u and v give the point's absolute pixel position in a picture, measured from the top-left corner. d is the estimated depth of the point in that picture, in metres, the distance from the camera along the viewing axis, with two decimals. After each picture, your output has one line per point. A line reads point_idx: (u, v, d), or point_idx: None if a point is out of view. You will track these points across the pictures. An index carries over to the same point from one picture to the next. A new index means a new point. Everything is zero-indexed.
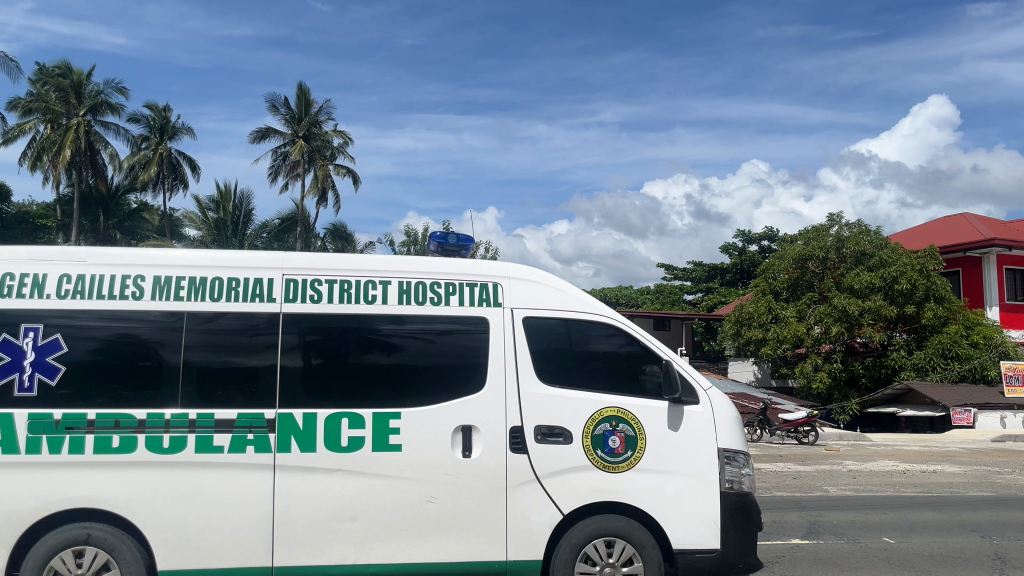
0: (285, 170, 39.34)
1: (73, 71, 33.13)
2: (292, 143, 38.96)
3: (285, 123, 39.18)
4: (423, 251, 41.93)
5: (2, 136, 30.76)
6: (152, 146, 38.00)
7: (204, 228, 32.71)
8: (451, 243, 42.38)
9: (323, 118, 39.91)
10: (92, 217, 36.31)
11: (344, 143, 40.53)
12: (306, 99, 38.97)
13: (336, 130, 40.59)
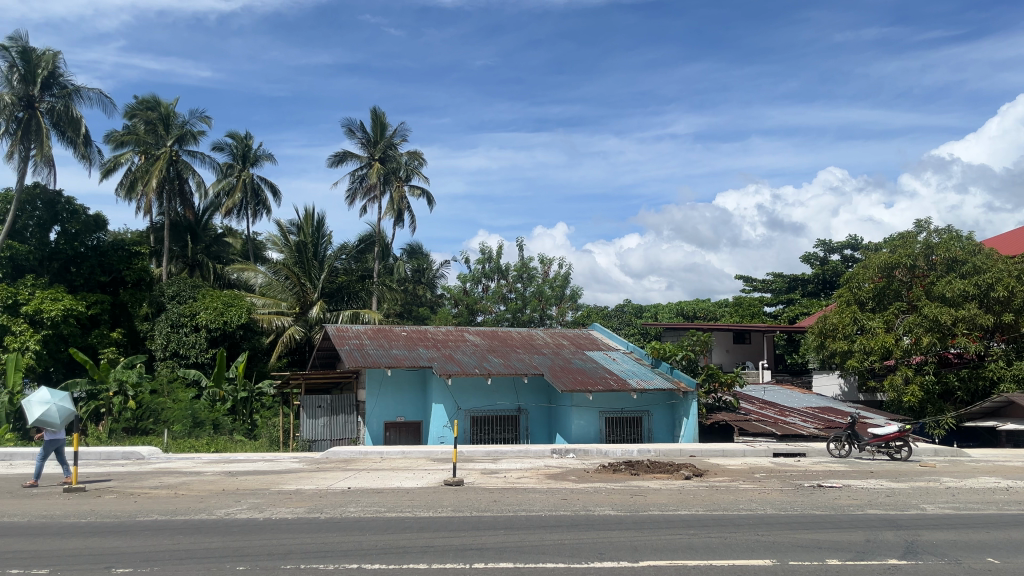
0: (362, 193, 40.18)
1: (161, 103, 34.71)
2: (369, 166, 39.84)
3: (362, 147, 40.14)
4: (498, 268, 42.16)
5: (100, 167, 32.29)
6: (236, 173, 39.47)
7: (286, 251, 33.53)
8: (525, 260, 42.53)
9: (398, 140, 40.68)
10: (182, 243, 37.75)
11: (419, 165, 41.34)
12: (381, 123, 39.93)
13: (411, 152, 41.36)
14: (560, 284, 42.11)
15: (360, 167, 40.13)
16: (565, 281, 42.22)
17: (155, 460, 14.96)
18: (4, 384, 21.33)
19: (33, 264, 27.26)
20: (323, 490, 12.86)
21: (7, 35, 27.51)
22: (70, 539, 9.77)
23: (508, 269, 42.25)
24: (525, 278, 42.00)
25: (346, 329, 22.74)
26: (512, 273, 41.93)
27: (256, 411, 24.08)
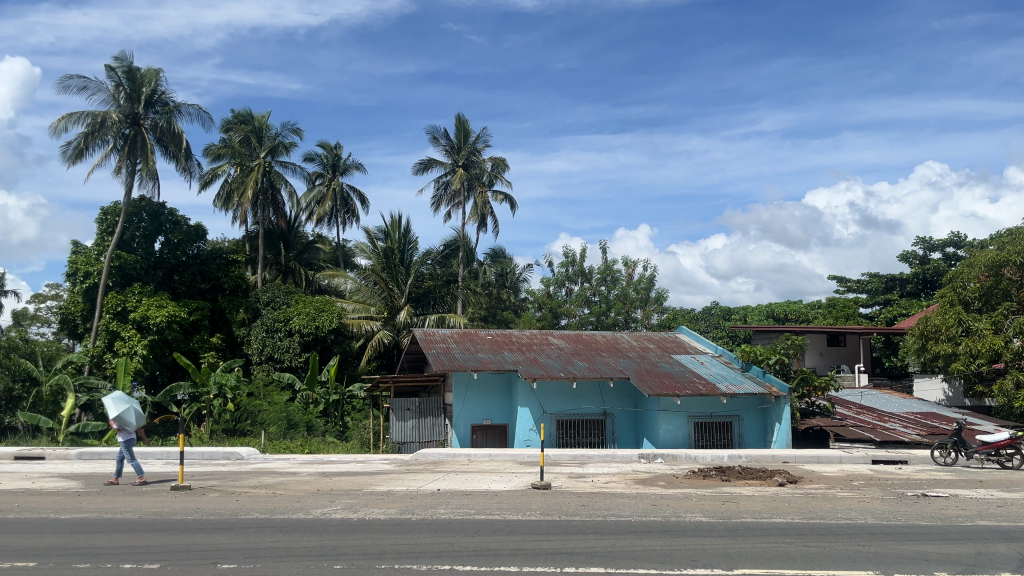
0: (446, 199, 40.77)
1: (255, 117, 36.04)
2: (453, 172, 40.37)
3: (446, 154, 40.71)
4: (582, 271, 42.05)
5: (199, 179, 33.83)
6: (326, 182, 40.64)
7: (374, 257, 34.26)
8: (609, 262, 42.24)
9: (481, 146, 41.04)
10: (275, 250, 39.17)
11: (502, 170, 41.63)
12: (465, 130, 40.38)
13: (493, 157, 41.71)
14: (645, 287, 41.69)
15: (444, 173, 40.70)
16: (651, 284, 41.77)
17: (253, 460, 15.54)
18: (116, 386, 22.53)
19: (139, 273, 28.77)
20: (414, 492, 13.09)
21: (114, 57, 29.14)
22: (177, 535, 10.24)
23: (592, 272, 42.08)
24: (609, 281, 41.76)
25: (433, 333, 23.10)
26: (596, 276, 41.71)
27: (348, 414, 24.50)
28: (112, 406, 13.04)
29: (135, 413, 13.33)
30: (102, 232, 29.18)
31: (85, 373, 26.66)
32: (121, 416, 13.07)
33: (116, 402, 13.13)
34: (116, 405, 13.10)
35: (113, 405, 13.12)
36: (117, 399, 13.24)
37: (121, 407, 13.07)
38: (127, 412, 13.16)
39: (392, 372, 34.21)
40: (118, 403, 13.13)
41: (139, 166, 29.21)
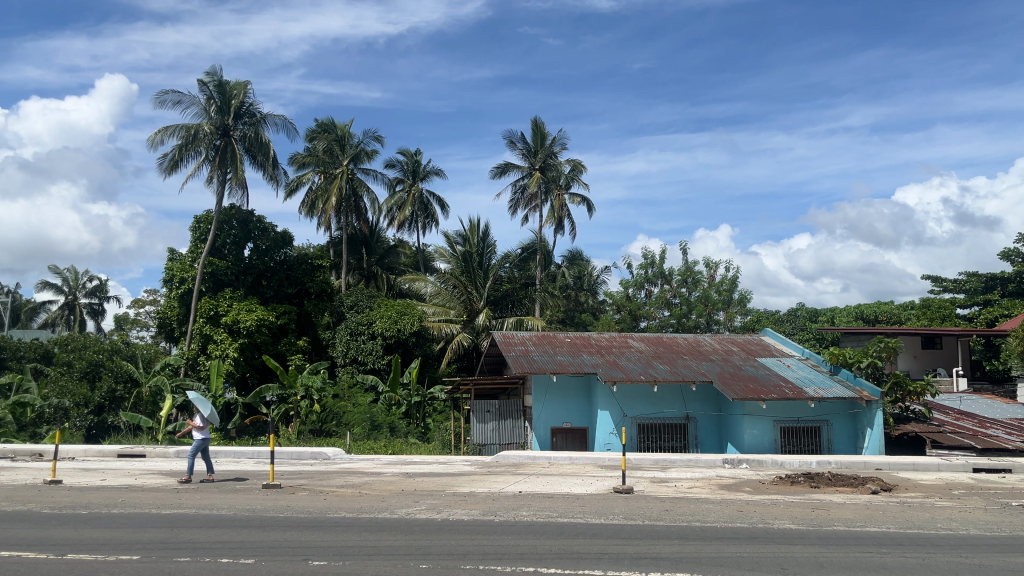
0: (524, 202, 40.97)
1: (339, 126, 36.99)
2: (530, 175, 40.51)
3: (523, 157, 40.87)
4: (661, 272, 41.54)
5: (286, 187, 34.93)
6: (406, 188, 41.40)
7: (452, 261, 34.38)
8: (689, 264, 41.67)
9: (558, 148, 41.05)
10: (358, 255, 40.08)
11: (579, 172, 41.52)
12: (541, 132, 40.46)
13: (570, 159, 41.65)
14: (727, 288, 40.89)
15: (521, 176, 40.88)
16: (733, 285, 40.92)
17: (340, 460, 15.93)
18: (209, 389, 23.43)
19: (231, 278, 29.91)
20: (496, 493, 13.18)
21: (205, 72, 30.41)
22: (270, 532, 10.58)
23: (672, 273, 41.58)
24: (690, 282, 41.15)
25: (512, 336, 23.23)
26: (676, 277, 41.23)
27: (429, 415, 24.96)
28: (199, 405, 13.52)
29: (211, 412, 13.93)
30: (196, 239, 30.45)
31: (181, 375, 27.87)
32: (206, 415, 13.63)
33: (202, 401, 13.64)
34: (201, 404, 13.62)
35: (196, 403, 13.60)
36: (199, 398, 13.76)
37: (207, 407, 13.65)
38: (209, 412, 13.73)
39: (472, 374, 34.46)
40: (203, 402, 13.66)
41: (230, 175, 30.33)
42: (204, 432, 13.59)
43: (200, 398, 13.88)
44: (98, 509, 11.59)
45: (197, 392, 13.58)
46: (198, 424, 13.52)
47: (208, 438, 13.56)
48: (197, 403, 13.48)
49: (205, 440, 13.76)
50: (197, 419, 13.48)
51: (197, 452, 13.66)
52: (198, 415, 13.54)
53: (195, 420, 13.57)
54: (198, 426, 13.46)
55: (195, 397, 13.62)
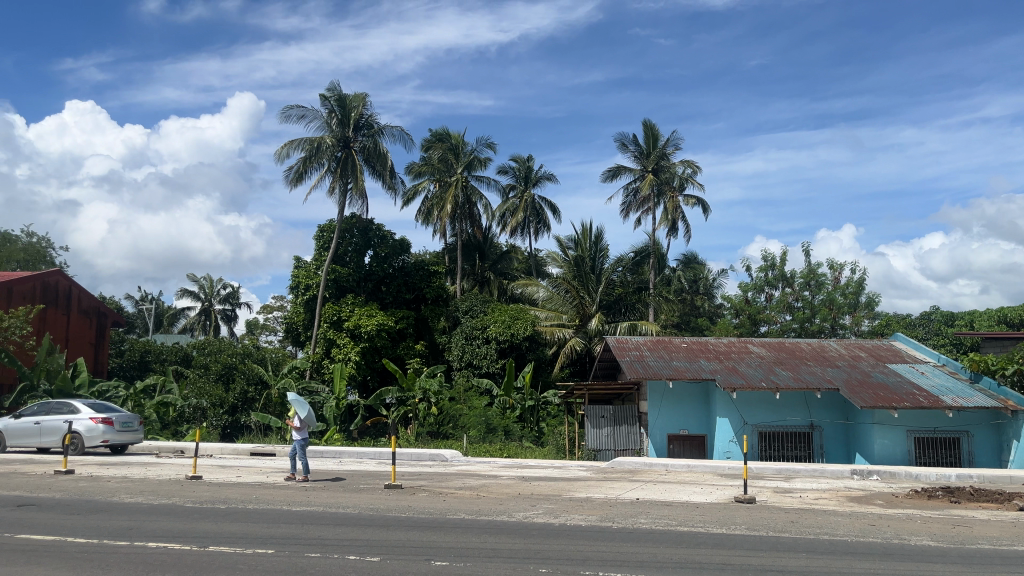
0: (636, 205, 40.66)
1: (453, 135, 37.80)
2: (643, 178, 40.08)
3: (636, 160, 40.51)
4: (782, 275, 40.19)
5: (403, 196, 35.98)
6: (519, 194, 41.82)
7: (566, 266, 34.63)
8: (812, 266, 40.10)
9: (671, 149, 40.43)
10: (472, 261, 40.79)
11: (693, 172, 40.74)
12: (653, 134, 39.96)
13: (684, 160, 40.93)
14: (854, 291, 39.08)
15: (634, 179, 40.52)
16: (860, 288, 39.07)
17: (457, 462, 16.21)
18: (334, 391, 24.44)
19: (352, 285, 31.12)
20: (612, 499, 13.06)
21: (326, 87, 31.74)
22: (394, 531, 10.89)
23: (794, 276, 40.05)
24: (813, 285, 39.63)
25: (626, 340, 22.98)
26: (799, 280, 39.70)
27: (543, 419, 25.02)
28: (297, 406, 13.95)
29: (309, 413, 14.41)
30: (320, 247, 31.76)
31: (307, 378, 29.16)
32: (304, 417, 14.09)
33: (300, 403, 14.09)
34: (300, 405, 14.08)
35: (295, 405, 14.04)
36: (297, 399, 14.21)
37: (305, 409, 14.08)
38: (308, 413, 14.16)
39: (585, 379, 34.35)
40: (301, 403, 14.12)
41: (350, 185, 31.51)
42: (302, 433, 14.10)
43: (299, 399, 14.31)
44: (235, 504, 12.26)
45: (295, 393, 14.00)
46: (297, 425, 14.00)
47: (306, 440, 14.07)
48: (296, 405, 13.92)
49: (305, 439, 14.27)
50: (296, 421, 13.95)
51: (297, 453, 14.21)
52: (297, 417, 14.01)
53: (294, 421, 14.04)
54: (296, 428, 13.93)
55: (293, 399, 14.05)
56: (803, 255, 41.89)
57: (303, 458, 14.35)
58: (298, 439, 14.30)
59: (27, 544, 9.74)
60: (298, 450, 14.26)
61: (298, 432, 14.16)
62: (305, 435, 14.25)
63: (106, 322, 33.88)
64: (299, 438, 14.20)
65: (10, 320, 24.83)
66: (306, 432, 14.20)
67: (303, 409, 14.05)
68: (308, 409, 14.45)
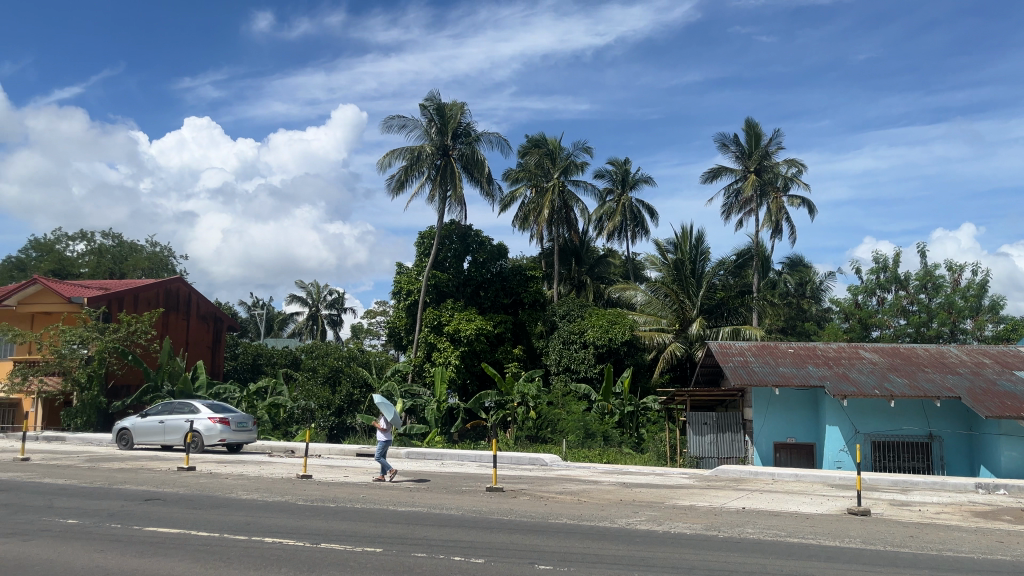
0: (738, 207, 39.78)
1: (550, 140, 37.94)
2: (745, 179, 39.10)
3: (737, 160, 39.58)
4: (896, 277, 38.38)
5: (501, 202, 36.39)
6: (616, 198, 41.54)
7: (665, 269, 34.13)
8: (929, 267, 38.13)
9: (774, 149, 39.27)
10: (569, 266, 40.80)
11: (798, 172, 39.44)
12: (756, 133, 38.93)
13: (789, 160, 39.68)
14: (976, 294, 36.90)
15: (735, 180, 39.61)
16: (982, 290, 36.86)
17: (557, 467, 16.21)
18: (435, 394, 24.93)
19: (452, 290, 31.67)
20: (717, 508, 12.77)
21: (424, 97, 32.45)
22: (497, 534, 10.98)
23: (909, 278, 38.24)
24: (931, 288, 37.68)
25: (729, 345, 22.44)
26: (914, 283, 37.86)
27: (643, 425, 24.70)
28: (385, 409, 14.22)
29: (395, 414, 14.70)
30: (421, 253, 32.46)
31: (408, 381, 29.81)
32: (390, 419, 14.35)
33: (387, 405, 14.35)
34: (387, 408, 14.33)
35: (383, 407, 14.32)
36: (384, 401, 14.48)
37: (391, 411, 14.35)
38: (393, 416, 14.42)
39: (686, 385, 33.74)
40: (388, 406, 14.39)
41: (449, 192, 32.06)
42: (387, 434, 14.41)
43: (385, 401, 14.58)
44: (344, 503, 12.66)
45: (382, 396, 14.24)
46: (382, 427, 14.29)
47: (390, 441, 14.35)
48: (383, 407, 14.18)
49: (389, 441, 14.57)
50: (382, 422, 14.23)
51: (381, 454, 14.52)
52: (384, 419, 14.29)
53: (380, 422, 14.34)
54: (382, 429, 14.22)
55: (381, 401, 14.34)
56: (919, 256, 39.89)
57: (385, 459, 14.66)
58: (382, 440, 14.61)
59: (155, 535, 10.37)
60: (382, 450, 14.57)
61: (382, 432, 14.47)
62: (389, 436, 14.55)
63: (222, 327, 35.59)
64: (383, 439, 14.51)
65: (136, 325, 26.37)
66: (391, 434, 14.49)
67: (390, 412, 14.31)
68: (394, 411, 14.73)
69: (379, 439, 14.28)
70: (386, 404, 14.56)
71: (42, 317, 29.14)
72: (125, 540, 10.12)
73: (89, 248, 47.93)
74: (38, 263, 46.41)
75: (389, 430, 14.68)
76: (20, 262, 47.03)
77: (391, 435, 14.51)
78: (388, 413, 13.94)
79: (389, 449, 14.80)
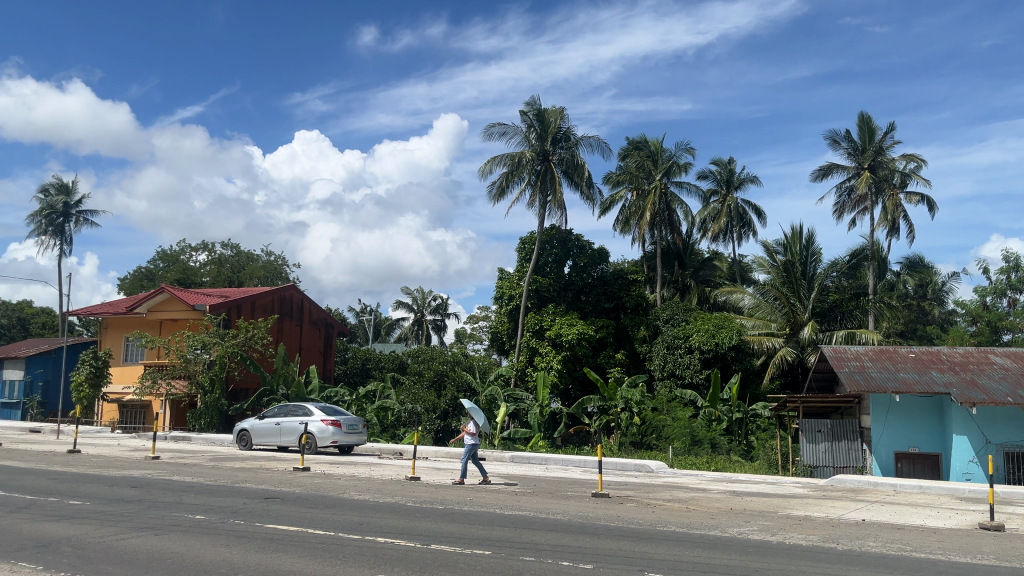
0: (851, 205, 38.20)
1: (651, 142, 37.50)
2: (858, 176, 37.48)
3: (850, 157, 37.97)
4: None
5: (602, 206, 36.23)
6: (720, 199, 40.64)
7: (773, 272, 32.90)
8: None
9: (890, 143, 37.43)
10: (673, 269, 40.19)
11: (917, 167, 37.47)
12: (870, 128, 37.21)
13: (906, 154, 37.76)
14: None
15: (848, 178, 38.01)
16: None
17: (663, 474, 15.94)
18: (538, 399, 25.06)
19: (553, 294, 31.77)
20: (835, 519, 12.23)
21: (524, 103, 32.69)
22: (604, 540, 10.88)
23: None
24: None
25: (844, 350, 21.50)
26: None
27: (752, 433, 24.08)
28: (473, 413, 14.35)
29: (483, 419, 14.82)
30: (522, 259, 32.69)
31: (511, 385, 30.03)
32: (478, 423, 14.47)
33: (476, 410, 14.48)
34: (476, 412, 14.46)
35: (472, 411, 14.46)
36: (473, 406, 14.61)
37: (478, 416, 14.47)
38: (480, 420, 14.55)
39: (798, 392, 32.63)
40: (477, 411, 14.52)
41: (549, 198, 32.17)
42: (474, 438, 14.54)
43: (474, 406, 14.72)
44: (452, 505, 12.84)
45: (471, 400, 14.39)
46: (470, 431, 14.43)
47: (478, 445, 14.48)
48: (472, 411, 14.32)
49: (476, 445, 14.71)
50: (470, 426, 14.37)
51: (469, 457, 14.67)
52: (472, 423, 14.42)
53: (469, 426, 14.47)
54: (470, 433, 14.36)
55: (470, 405, 14.48)
56: None
57: (472, 462, 14.80)
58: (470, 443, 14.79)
59: (275, 532, 10.81)
60: (470, 453, 14.75)
61: (469, 436, 14.61)
62: (477, 439, 14.72)
63: (333, 332, 36.86)
64: (470, 442, 14.65)
65: (254, 330, 27.84)
66: (479, 438, 14.61)
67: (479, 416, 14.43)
68: (482, 415, 14.87)
69: (467, 443, 14.43)
70: (475, 408, 14.70)
71: (169, 324, 30.99)
72: (248, 536, 10.60)
73: (210, 258, 50.73)
74: (165, 272, 49.50)
75: (476, 434, 14.85)
76: (150, 272, 50.31)
77: (479, 439, 14.66)
78: (476, 417, 14.05)
79: (476, 452, 14.95)
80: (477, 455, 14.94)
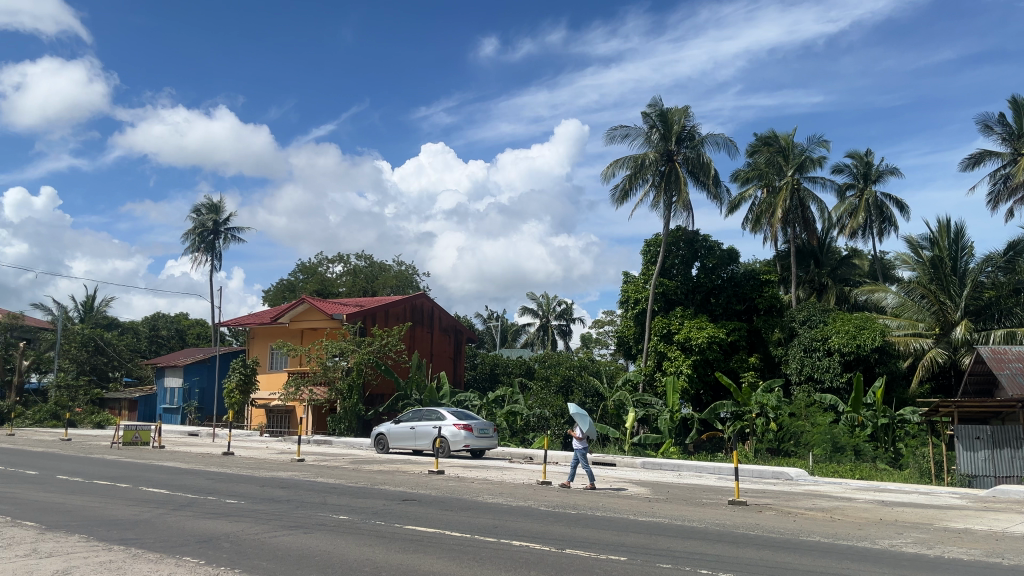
0: (1007, 194, 35.46)
1: (782, 137, 36.19)
2: (1014, 163, 34.71)
3: (1004, 142, 35.21)
4: None
5: (731, 205, 35.30)
6: (858, 193, 38.70)
7: (920, 268, 31.24)
8: None
9: None
10: (808, 268, 38.61)
11: None
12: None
13: None
14: None
15: (1003, 165, 35.26)
16: None
17: (804, 482, 15.28)
18: (668, 404, 24.63)
19: (681, 297, 31.19)
20: (999, 533, 11.33)
21: (647, 104, 32.30)
22: (743, 548, 10.55)
23: None
24: None
25: (1004, 350, 19.89)
26: None
27: (900, 439, 22.82)
28: (579, 420, 14.29)
29: (589, 423, 14.73)
30: (647, 261, 32.30)
31: (640, 390, 29.65)
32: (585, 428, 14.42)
33: (581, 415, 14.41)
34: (580, 418, 14.40)
35: (577, 417, 14.40)
36: (578, 411, 14.54)
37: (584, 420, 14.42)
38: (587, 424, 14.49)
39: (950, 396, 30.60)
40: (582, 416, 14.45)
41: (675, 199, 31.62)
42: (582, 444, 14.49)
43: (579, 411, 14.65)
44: (584, 510, 12.82)
45: (574, 407, 14.32)
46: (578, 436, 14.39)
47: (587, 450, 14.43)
48: (577, 417, 14.26)
49: (586, 449, 14.67)
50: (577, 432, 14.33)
51: (580, 461, 14.67)
52: (579, 428, 14.36)
53: (576, 431, 14.44)
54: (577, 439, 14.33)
55: (575, 411, 14.41)
56: None
57: (585, 466, 14.77)
58: (579, 447, 14.77)
59: (413, 533, 11.14)
60: (581, 457, 14.73)
61: (577, 441, 14.58)
62: (585, 444, 14.69)
63: (462, 338, 37.67)
64: (580, 447, 14.63)
65: (388, 338, 28.83)
66: (588, 442, 14.55)
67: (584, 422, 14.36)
68: (588, 420, 14.78)
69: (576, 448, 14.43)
70: (581, 413, 14.62)
71: (309, 332, 32.67)
72: (387, 536, 10.98)
73: (346, 269, 53.15)
74: (305, 284, 52.33)
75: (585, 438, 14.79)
76: (291, 283, 53.30)
77: (588, 443, 14.60)
78: (583, 423, 13.99)
79: (588, 455, 14.90)
80: (588, 459, 14.90)
